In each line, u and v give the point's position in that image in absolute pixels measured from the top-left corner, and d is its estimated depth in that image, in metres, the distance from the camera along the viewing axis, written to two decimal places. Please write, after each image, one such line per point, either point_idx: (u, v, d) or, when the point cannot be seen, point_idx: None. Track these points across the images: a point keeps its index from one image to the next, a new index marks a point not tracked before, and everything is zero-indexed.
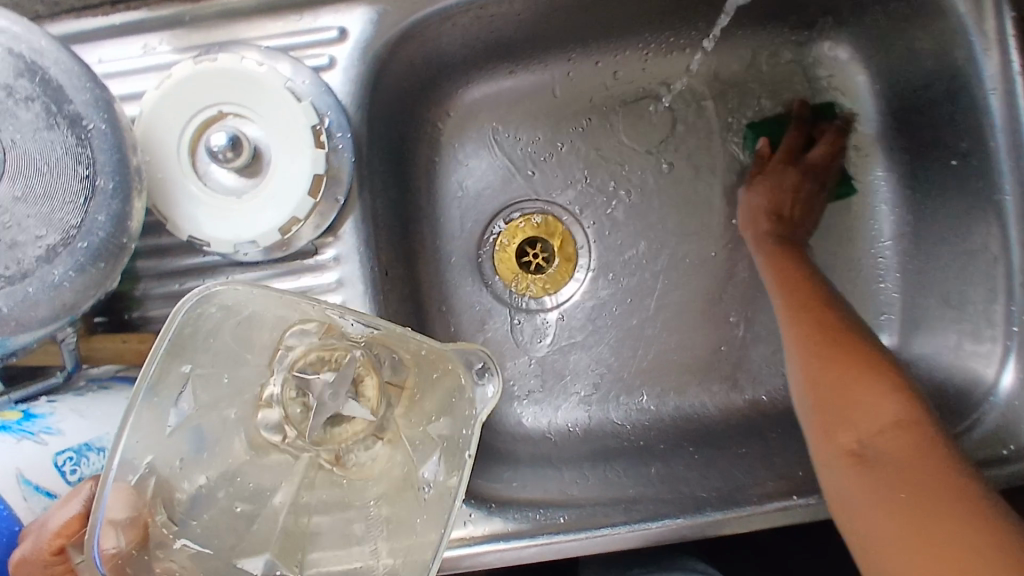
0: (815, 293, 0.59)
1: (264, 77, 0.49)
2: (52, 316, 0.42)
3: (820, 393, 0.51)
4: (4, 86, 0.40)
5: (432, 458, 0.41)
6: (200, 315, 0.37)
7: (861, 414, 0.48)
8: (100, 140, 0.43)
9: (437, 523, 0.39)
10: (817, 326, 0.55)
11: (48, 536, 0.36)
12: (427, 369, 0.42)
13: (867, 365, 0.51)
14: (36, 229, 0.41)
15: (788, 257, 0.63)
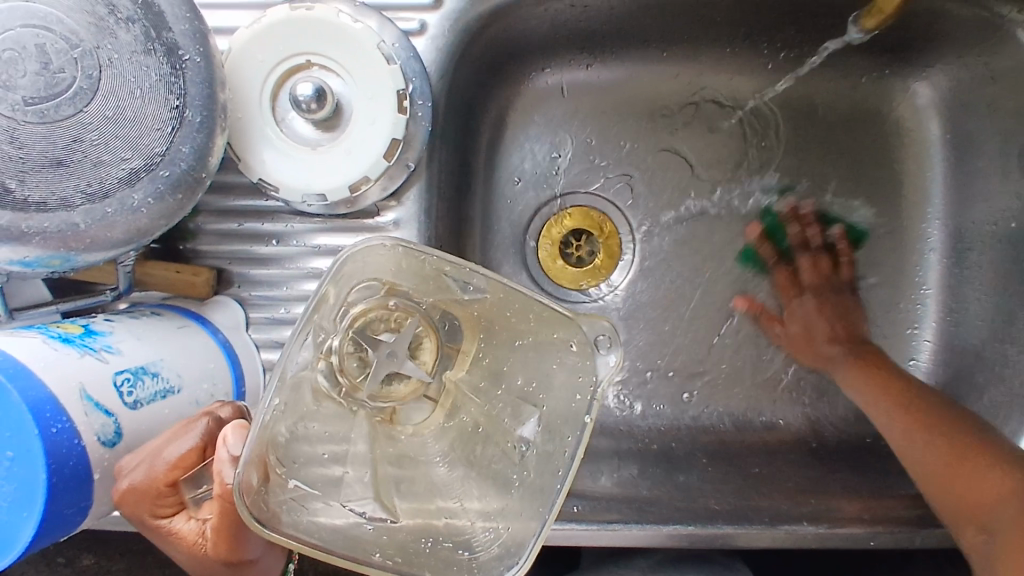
0: (891, 379, 0.59)
1: (359, 35, 0.49)
2: (125, 239, 0.42)
3: (928, 474, 0.53)
4: (108, 4, 0.40)
5: (530, 418, 0.42)
6: (323, 297, 0.38)
7: (972, 493, 0.50)
8: (193, 72, 0.43)
9: (551, 476, 0.39)
10: (913, 400, 0.57)
11: (163, 468, 0.39)
12: (525, 330, 0.42)
13: (963, 444, 0.52)
14: (122, 151, 0.40)
15: (868, 368, 0.61)
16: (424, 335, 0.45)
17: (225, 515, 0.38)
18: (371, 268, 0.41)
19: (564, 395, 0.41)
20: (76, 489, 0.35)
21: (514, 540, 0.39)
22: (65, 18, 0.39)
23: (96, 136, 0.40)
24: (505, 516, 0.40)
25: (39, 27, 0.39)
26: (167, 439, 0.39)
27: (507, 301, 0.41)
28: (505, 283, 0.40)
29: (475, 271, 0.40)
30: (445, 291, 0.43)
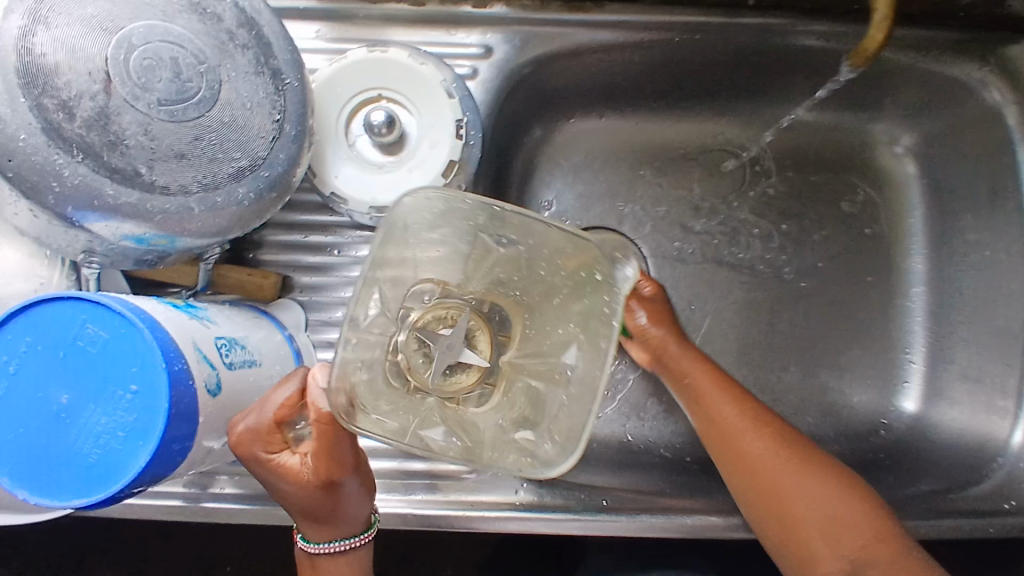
0: (743, 398, 0.60)
1: (424, 73, 0.58)
2: (224, 225, 0.48)
3: (778, 499, 0.53)
4: (229, 32, 0.47)
5: (571, 346, 0.48)
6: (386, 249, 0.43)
7: (835, 524, 0.51)
8: (292, 94, 0.51)
9: (591, 375, 0.46)
10: (738, 418, 0.58)
11: (269, 414, 0.41)
12: (556, 276, 0.49)
13: (819, 473, 0.54)
14: (235, 151, 0.47)
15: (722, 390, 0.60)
16: (479, 328, 0.51)
17: (326, 446, 0.41)
18: (426, 235, 0.47)
19: (596, 317, 0.47)
20: (188, 427, 0.40)
21: (567, 447, 0.44)
22: (195, 36, 0.45)
23: (214, 137, 0.46)
24: (562, 424, 0.46)
25: (174, 43, 0.44)
26: (274, 386, 0.42)
27: (535, 243, 0.48)
28: (527, 213, 0.46)
29: (503, 211, 0.46)
30: (486, 257, 0.50)
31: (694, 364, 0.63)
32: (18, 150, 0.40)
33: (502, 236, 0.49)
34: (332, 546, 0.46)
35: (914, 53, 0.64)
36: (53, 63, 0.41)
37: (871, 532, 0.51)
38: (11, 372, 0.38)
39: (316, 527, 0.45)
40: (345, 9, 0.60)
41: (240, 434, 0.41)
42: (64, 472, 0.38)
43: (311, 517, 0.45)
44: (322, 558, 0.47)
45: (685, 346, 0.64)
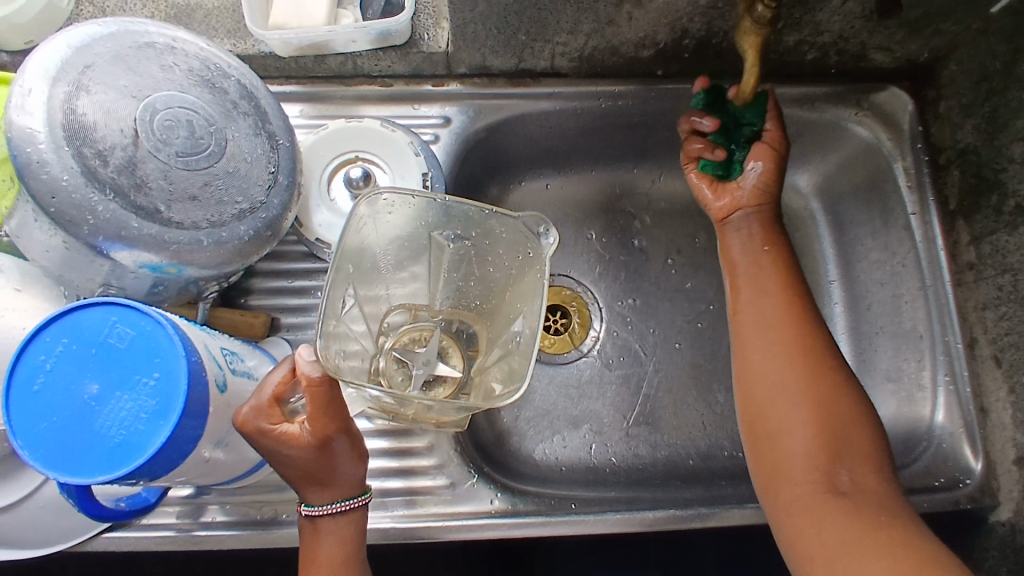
0: (796, 312, 0.62)
1: (394, 138, 0.69)
2: (226, 258, 0.56)
3: (784, 406, 0.57)
4: (234, 102, 0.58)
5: (519, 319, 0.58)
6: (351, 249, 0.55)
7: (835, 443, 0.55)
8: (284, 153, 0.60)
9: (532, 325, 0.55)
10: (792, 330, 0.60)
11: (267, 392, 0.48)
12: (499, 263, 0.60)
13: (833, 397, 0.57)
14: (237, 196, 0.56)
15: (781, 300, 0.62)
16: (451, 345, 0.61)
17: (320, 404, 0.48)
18: (389, 244, 0.58)
19: (535, 283, 0.57)
20: (201, 413, 0.46)
21: (521, 376, 0.53)
22: (206, 103, 0.56)
23: (221, 182, 0.55)
24: (516, 373, 0.55)
25: (189, 109, 0.55)
26: (266, 374, 0.49)
27: (477, 233, 0.59)
28: (464, 202, 0.57)
29: (445, 202, 0.57)
30: (442, 255, 0.60)
31: (760, 260, 0.65)
32: (60, 189, 0.49)
33: (452, 233, 0.59)
34: (334, 508, 0.52)
35: (799, 108, 0.77)
36: (92, 121, 0.51)
37: (865, 466, 0.55)
38: (48, 369, 0.45)
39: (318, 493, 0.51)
40: (323, 92, 0.72)
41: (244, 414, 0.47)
42: (92, 453, 0.44)
43: (313, 481, 0.51)
44: (324, 522, 0.52)
45: (763, 222, 0.68)
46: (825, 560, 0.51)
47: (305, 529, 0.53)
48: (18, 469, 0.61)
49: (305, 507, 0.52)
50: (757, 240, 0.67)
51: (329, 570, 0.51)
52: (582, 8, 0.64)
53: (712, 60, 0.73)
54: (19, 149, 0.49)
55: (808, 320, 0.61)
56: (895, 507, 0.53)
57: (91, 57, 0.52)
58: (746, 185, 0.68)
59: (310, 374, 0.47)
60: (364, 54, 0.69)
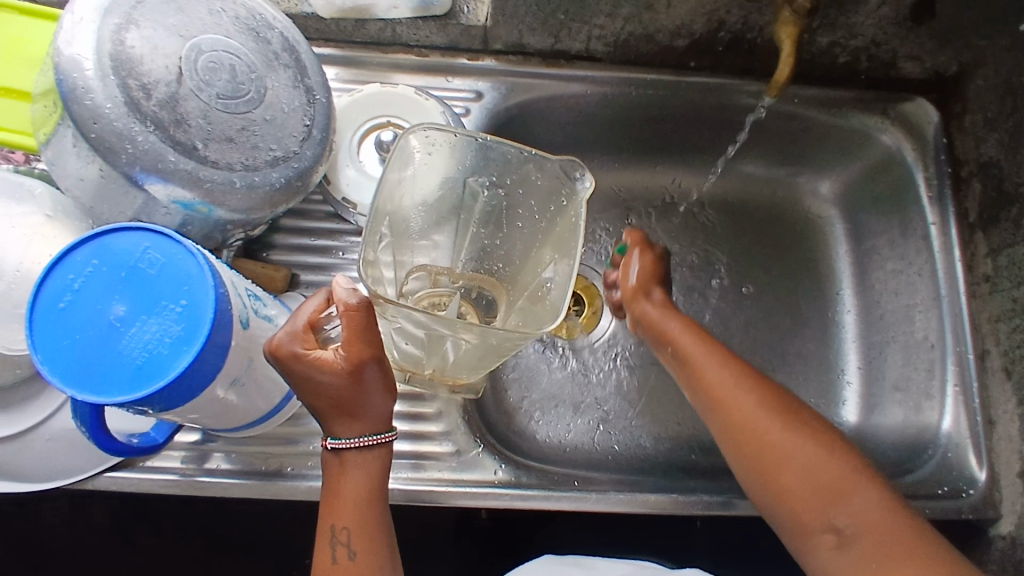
0: (732, 365, 0.63)
1: (427, 106, 0.70)
2: (257, 204, 0.57)
3: (759, 468, 0.58)
4: (276, 53, 0.58)
5: (550, 265, 0.58)
6: (392, 188, 0.56)
7: (818, 488, 0.56)
8: (320, 108, 0.61)
9: (567, 266, 0.55)
10: (734, 388, 0.61)
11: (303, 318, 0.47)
12: (529, 217, 0.62)
13: (795, 438, 0.58)
14: (272, 144, 0.56)
15: (716, 362, 0.63)
16: (469, 311, 0.62)
17: (358, 330, 0.47)
18: (426, 193, 0.61)
19: (569, 227, 0.57)
20: (223, 344, 0.47)
21: (555, 314, 0.53)
22: (249, 51, 0.57)
23: (257, 128, 0.55)
24: (547, 315, 0.54)
25: (232, 54, 0.55)
26: (301, 301, 0.48)
27: (512, 180, 0.61)
28: (504, 142, 0.58)
29: (485, 143, 0.58)
30: (474, 205, 0.63)
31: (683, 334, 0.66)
32: (102, 116, 0.50)
33: (487, 183, 0.62)
34: (361, 441, 0.50)
35: (827, 110, 0.77)
36: (139, 54, 0.51)
37: (859, 498, 0.55)
38: (76, 288, 0.46)
39: (347, 425, 0.50)
40: (358, 56, 0.73)
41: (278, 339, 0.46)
42: (113, 373, 0.44)
43: (342, 414, 0.50)
44: (351, 455, 0.51)
45: (663, 304, 0.70)
46: None
47: (327, 463, 0.52)
48: (25, 400, 0.62)
49: (330, 439, 0.51)
50: (669, 323, 0.68)
51: (354, 504, 0.51)
52: None
53: (744, 56, 0.75)
54: (66, 74, 0.50)
55: (743, 370, 0.63)
56: (903, 534, 0.52)
57: None
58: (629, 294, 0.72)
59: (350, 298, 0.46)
60: (403, 22, 0.70)
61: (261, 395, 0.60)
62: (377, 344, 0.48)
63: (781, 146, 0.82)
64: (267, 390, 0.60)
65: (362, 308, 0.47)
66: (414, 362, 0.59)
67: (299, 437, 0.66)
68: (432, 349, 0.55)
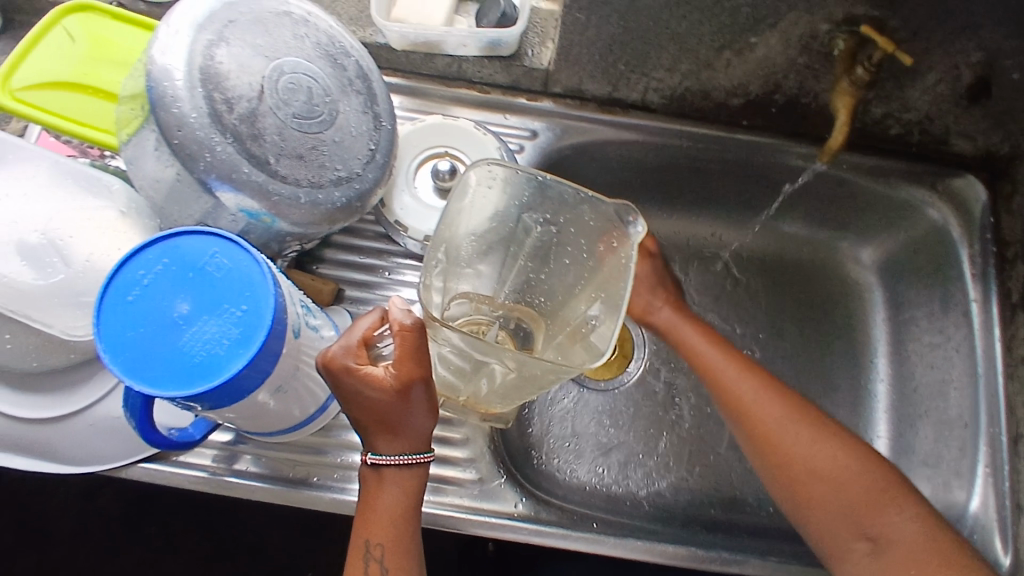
0: (758, 374, 0.67)
1: (484, 139, 0.73)
2: (317, 220, 0.59)
3: (790, 478, 0.63)
4: (350, 80, 0.62)
5: (595, 303, 0.60)
6: (451, 218, 0.59)
7: (846, 496, 0.61)
8: (386, 134, 0.64)
9: (614, 310, 0.56)
10: (760, 399, 0.65)
11: (357, 334, 0.49)
12: (576, 255, 0.63)
13: (820, 443, 0.63)
14: (338, 165, 0.59)
15: (742, 369, 0.67)
16: (506, 340, 0.64)
17: (408, 351, 0.48)
18: (480, 223, 0.63)
19: (618, 269, 0.58)
20: (276, 352, 0.48)
21: (598, 354, 0.54)
22: (326, 75, 0.60)
23: (326, 149, 0.58)
24: (590, 354, 0.55)
25: (310, 77, 0.58)
26: (356, 317, 0.50)
27: (565, 219, 0.62)
28: (563, 182, 0.60)
29: (545, 182, 0.61)
30: (526, 239, 0.64)
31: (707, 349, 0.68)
32: (186, 124, 0.52)
33: (540, 218, 0.63)
34: (400, 458, 0.52)
35: (874, 179, 0.79)
36: (226, 70, 0.54)
37: (882, 502, 0.60)
38: (145, 284, 0.48)
39: (389, 441, 0.51)
40: (423, 88, 0.76)
41: (332, 351, 0.48)
42: (172, 368, 0.46)
43: (385, 429, 0.51)
44: (389, 471, 0.53)
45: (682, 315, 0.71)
46: None
47: (365, 475, 0.54)
48: (65, 386, 0.63)
49: (371, 455, 0.52)
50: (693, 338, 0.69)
51: (389, 519, 0.53)
52: (684, 47, 0.68)
53: (797, 119, 0.76)
54: (157, 82, 0.53)
55: (767, 380, 0.67)
56: (933, 544, 0.58)
57: (235, 14, 0.57)
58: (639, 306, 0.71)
59: (402, 318, 0.47)
60: (469, 59, 0.73)
61: (298, 404, 0.61)
62: (427, 367, 0.49)
63: (825, 210, 0.84)
64: (304, 400, 0.61)
65: (416, 329, 0.48)
66: (451, 386, 0.60)
67: (327, 448, 0.67)
68: (474, 375, 0.56)
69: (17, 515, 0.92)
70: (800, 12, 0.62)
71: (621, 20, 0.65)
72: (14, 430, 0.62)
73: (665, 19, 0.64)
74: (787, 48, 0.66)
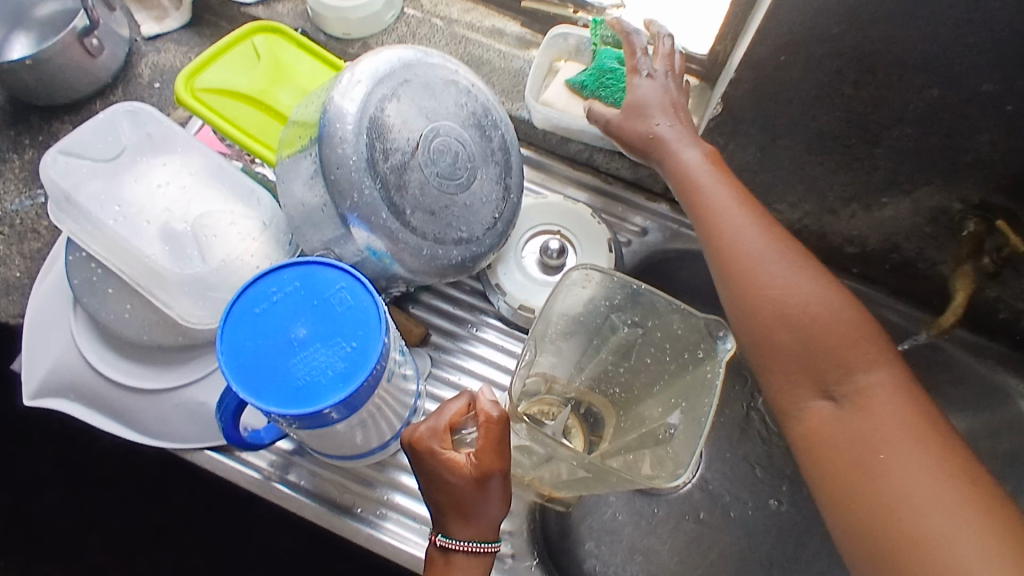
0: (743, 194, 0.61)
1: (597, 227, 0.76)
2: (431, 273, 0.63)
3: (760, 322, 0.57)
4: (494, 151, 0.66)
5: (676, 411, 0.60)
6: (545, 318, 0.62)
7: (824, 348, 0.54)
8: (511, 206, 0.67)
9: (695, 432, 0.56)
10: (743, 223, 0.59)
11: (445, 419, 0.54)
12: (658, 357, 0.64)
13: (802, 278, 0.57)
14: (462, 227, 0.63)
15: (730, 186, 0.61)
16: (576, 425, 0.68)
17: (490, 441, 0.52)
18: (573, 320, 0.65)
19: (704, 384, 0.58)
20: (369, 393, 0.51)
21: (677, 469, 0.55)
22: (473, 143, 0.64)
23: (455, 211, 0.62)
24: (667, 466, 0.56)
25: (459, 143, 0.63)
26: (444, 402, 0.55)
27: (653, 323, 0.63)
28: (656, 292, 0.60)
29: (637, 288, 0.61)
30: (611, 334, 0.65)
31: (711, 170, 0.62)
32: (345, 165, 0.57)
33: (628, 319, 0.64)
34: (469, 546, 0.54)
35: (973, 356, 0.77)
36: (391, 124, 0.59)
37: (856, 356, 0.54)
38: (272, 300, 0.52)
39: (460, 526, 0.54)
40: (549, 165, 0.81)
41: (420, 431, 0.54)
42: (277, 386, 0.49)
43: (458, 514, 0.53)
44: (457, 557, 0.54)
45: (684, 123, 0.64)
46: (854, 496, 0.50)
47: (433, 556, 0.56)
48: (165, 364, 0.68)
49: (441, 537, 0.54)
50: (687, 145, 0.63)
51: None
52: (812, 189, 0.69)
53: (908, 280, 0.76)
54: (330, 121, 0.58)
55: (750, 200, 0.61)
56: (905, 413, 0.51)
57: (411, 74, 0.62)
58: (636, 95, 0.64)
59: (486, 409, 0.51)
60: (602, 150, 0.77)
61: (362, 436, 0.62)
62: (506, 460, 0.52)
63: None
64: (372, 435, 0.63)
65: (501, 421, 0.52)
66: (519, 464, 0.63)
67: (377, 483, 0.69)
68: (543, 463, 0.58)
69: (74, 456, 0.97)
70: (937, 187, 0.63)
71: (758, 151, 0.67)
72: (107, 391, 0.67)
73: (801, 162, 0.66)
74: (916, 215, 0.67)
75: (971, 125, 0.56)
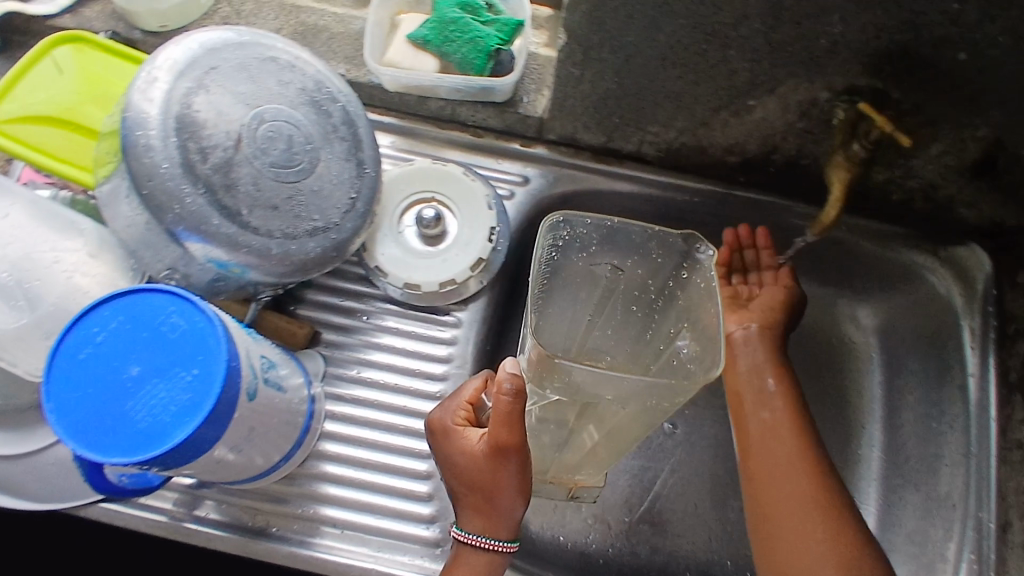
0: (802, 427, 0.69)
1: (472, 185, 0.72)
2: (289, 270, 0.58)
3: (763, 518, 0.65)
4: (334, 127, 0.60)
5: (682, 334, 0.57)
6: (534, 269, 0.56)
7: (802, 554, 0.62)
8: (369, 180, 0.62)
9: (711, 334, 0.53)
10: (783, 447, 0.67)
11: (464, 398, 0.59)
12: (641, 300, 0.62)
13: (824, 504, 0.64)
14: (313, 215, 0.58)
15: (784, 422, 0.69)
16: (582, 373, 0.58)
17: (500, 418, 0.50)
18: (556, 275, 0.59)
19: (704, 295, 0.55)
20: (225, 418, 0.46)
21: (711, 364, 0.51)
22: (308, 122, 0.58)
23: (301, 199, 0.57)
24: (701, 367, 0.52)
25: (289, 125, 0.57)
26: (463, 383, 0.61)
27: (633, 261, 0.60)
28: (632, 224, 0.58)
29: (613, 226, 0.58)
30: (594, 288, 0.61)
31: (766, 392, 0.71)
32: (157, 175, 0.51)
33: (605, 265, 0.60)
34: (478, 536, 0.58)
35: (873, 242, 0.76)
36: (202, 119, 0.53)
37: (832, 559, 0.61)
38: (97, 342, 0.47)
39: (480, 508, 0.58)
40: (415, 129, 0.76)
41: (439, 414, 0.60)
42: (117, 433, 0.45)
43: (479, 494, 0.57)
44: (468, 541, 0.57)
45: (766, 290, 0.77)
46: None
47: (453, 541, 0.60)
48: (31, 424, 0.62)
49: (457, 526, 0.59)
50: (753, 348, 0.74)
51: None
52: (681, 105, 0.66)
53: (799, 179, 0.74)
54: (131, 130, 0.51)
55: (805, 432, 0.68)
56: None
57: (218, 59, 0.56)
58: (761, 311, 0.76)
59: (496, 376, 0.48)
60: (463, 102, 0.72)
61: (259, 455, 0.58)
62: (518, 436, 0.51)
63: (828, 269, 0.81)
64: (270, 450, 0.59)
65: (510, 398, 0.48)
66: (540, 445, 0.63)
67: (291, 497, 0.65)
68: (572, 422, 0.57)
69: None
70: (800, 79, 0.60)
71: (616, 76, 0.63)
72: None
73: (663, 80, 0.63)
74: (787, 112, 0.64)
75: (821, 8, 0.53)
